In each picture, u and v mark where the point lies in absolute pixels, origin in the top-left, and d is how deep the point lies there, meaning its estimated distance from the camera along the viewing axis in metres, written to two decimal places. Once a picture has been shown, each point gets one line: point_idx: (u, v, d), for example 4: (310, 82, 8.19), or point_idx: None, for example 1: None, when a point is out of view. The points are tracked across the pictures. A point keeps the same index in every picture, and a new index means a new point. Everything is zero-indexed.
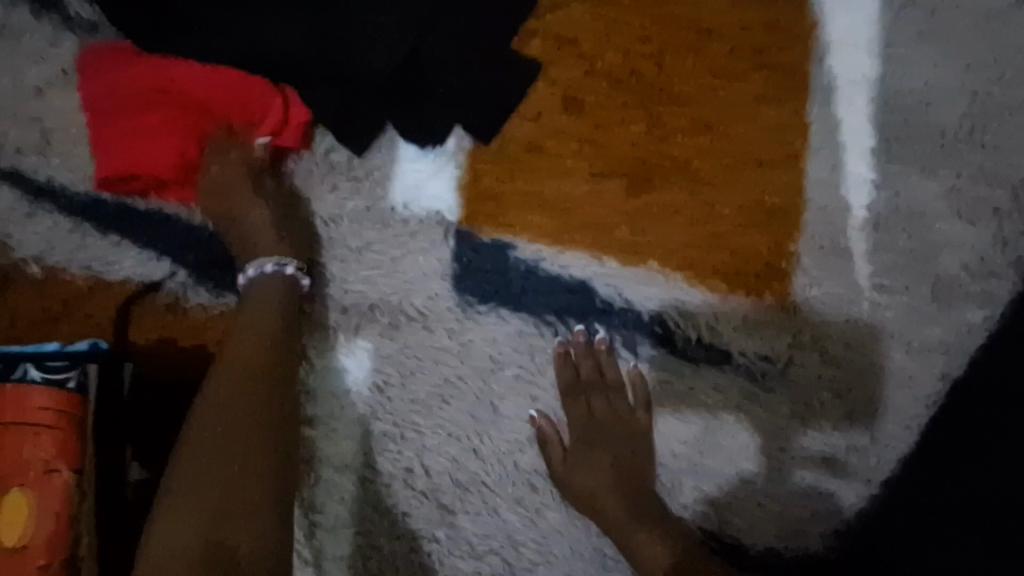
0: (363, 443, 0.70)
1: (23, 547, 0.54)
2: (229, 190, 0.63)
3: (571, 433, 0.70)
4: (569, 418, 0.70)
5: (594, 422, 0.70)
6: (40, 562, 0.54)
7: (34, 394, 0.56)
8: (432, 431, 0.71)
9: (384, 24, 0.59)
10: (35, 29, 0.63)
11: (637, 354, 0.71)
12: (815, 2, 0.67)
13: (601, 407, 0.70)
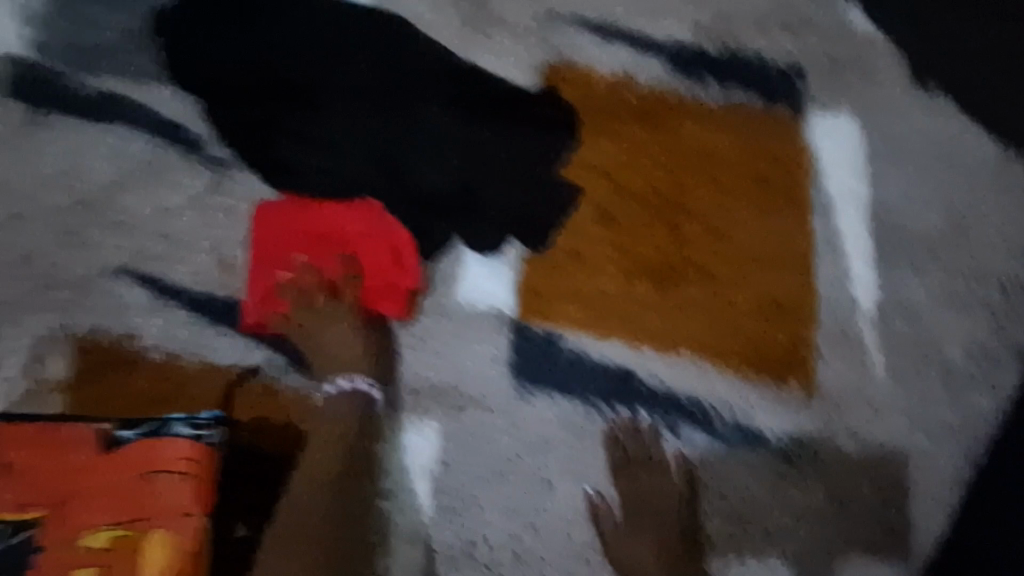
0: (431, 518, 0.73)
1: None
2: (320, 324, 0.77)
3: (621, 509, 0.73)
4: (620, 494, 0.73)
5: (640, 499, 0.73)
6: None
7: (175, 444, 0.56)
8: (494, 506, 0.73)
9: (448, 161, 0.82)
10: (181, 167, 0.83)
11: (679, 436, 0.75)
12: (807, 136, 0.84)
13: (647, 483, 0.73)
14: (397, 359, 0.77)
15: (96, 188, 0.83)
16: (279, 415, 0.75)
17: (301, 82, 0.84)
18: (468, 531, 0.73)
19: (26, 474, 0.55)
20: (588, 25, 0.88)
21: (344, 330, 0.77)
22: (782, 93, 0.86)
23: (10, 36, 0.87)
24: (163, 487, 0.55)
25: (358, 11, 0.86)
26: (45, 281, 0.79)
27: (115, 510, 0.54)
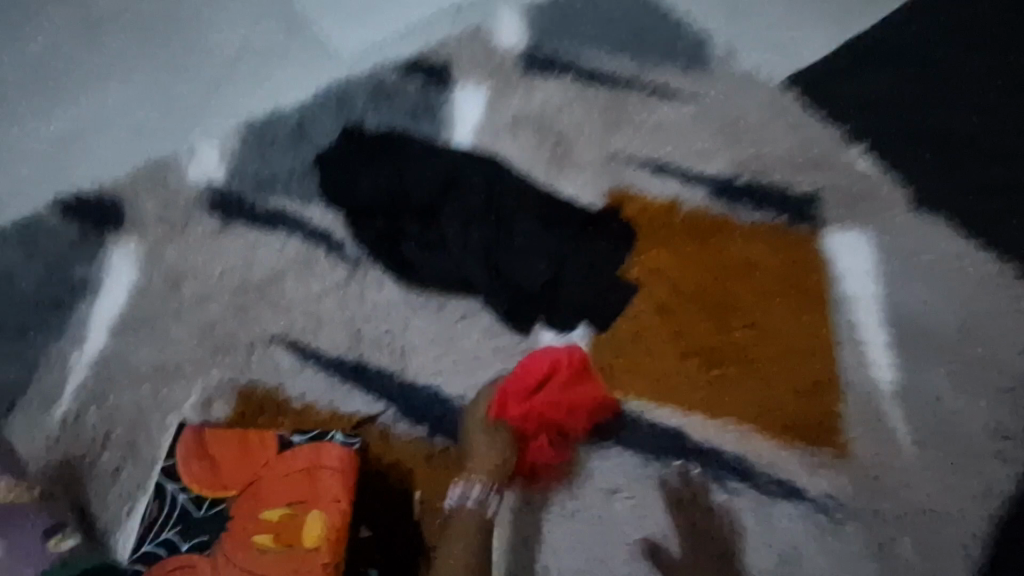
0: (513, 546, 0.86)
1: (311, 557, 0.66)
2: (481, 442, 0.89)
3: (678, 549, 0.84)
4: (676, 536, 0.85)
5: (695, 540, 0.85)
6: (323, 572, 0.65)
7: (332, 447, 0.72)
8: (566, 540, 0.86)
9: (535, 260, 1.04)
10: (329, 263, 1.09)
11: (727, 489, 0.87)
12: (825, 249, 1.03)
13: (702, 525, 0.85)
14: (486, 412, 0.94)
15: (263, 277, 1.08)
16: (391, 454, 0.91)
17: (424, 202, 1.11)
18: (540, 559, 0.85)
19: (222, 463, 0.72)
20: (649, 161, 1.16)
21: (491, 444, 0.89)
22: (803, 215, 1.07)
23: (217, 171, 1.20)
24: (323, 478, 0.70)
25: (472, 159, 1.17)
26: (220, 344, 1.02)
27: (288, 493, 0.70)
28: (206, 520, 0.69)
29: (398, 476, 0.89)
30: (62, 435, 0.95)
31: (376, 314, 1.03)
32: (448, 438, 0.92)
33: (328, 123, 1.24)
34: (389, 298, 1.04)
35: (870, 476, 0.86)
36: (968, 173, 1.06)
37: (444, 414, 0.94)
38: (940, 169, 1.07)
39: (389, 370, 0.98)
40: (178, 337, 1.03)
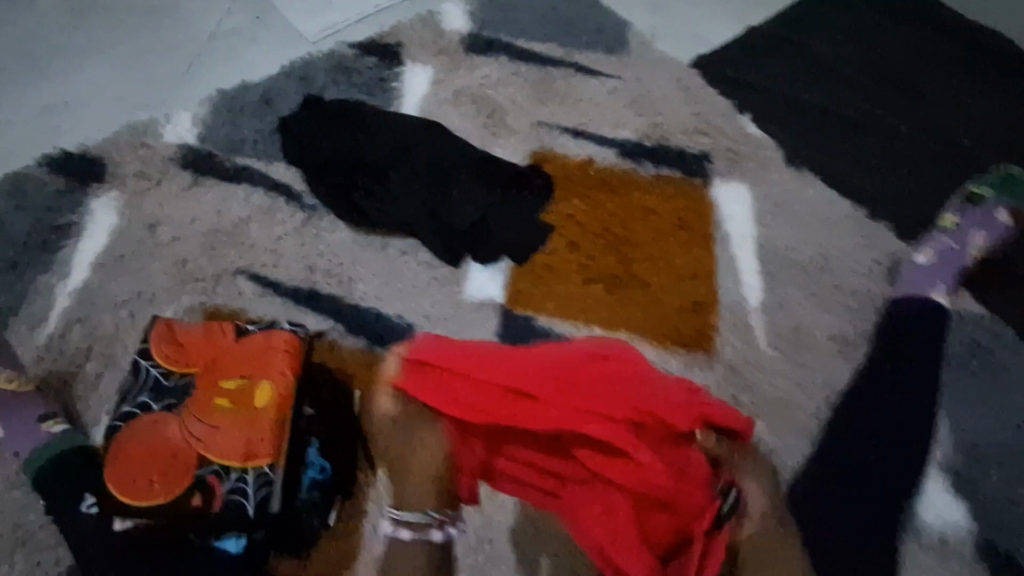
0: None
1: (261, 414, 0.82)
2: (415, 447, 0.83)
3: None
4: None
5: None
6: (272, 424, 0.82)
7: (280, 334, 0.89)
8: None
9: (465, 203, 1.17)
10: (287, 209, 1.25)
11: None
12: (712, 196, 1.22)
13: None
14: (419, 329, 1.11)
15: (231, 223, 1.24)
16: (338, 361, 1.07)
17: (366, 155, 1.24)
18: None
19: (187, 346, 0.87)
20: (569, 128, 1.32)
21: (427, 457, 0.82)
22: (697, 171, 1.25)
23: (191, 134, 1.34)
24: (271, 357, 0.86)
25: (416, 121, 1.29)
26: (191, 275, 1.17)
27: (242, 368, 0.85)
28: (174, 387, 0.84)
29: (343, 378, 1.04)
30: (49, 349, 1.09)
31: (329, 251, 1.19)
32: (388, 349, 1.09)
33: (290, 93, 1.40)
34: (341, 239, 1.21)
35: (736, 375, 1.04)
36: (839, 140, 1.27)
37: (383, 329, 1.11)
38: (816, 136, 1.28)
39: (338, 296, 1.14)
40: (154, 270, 1.18)
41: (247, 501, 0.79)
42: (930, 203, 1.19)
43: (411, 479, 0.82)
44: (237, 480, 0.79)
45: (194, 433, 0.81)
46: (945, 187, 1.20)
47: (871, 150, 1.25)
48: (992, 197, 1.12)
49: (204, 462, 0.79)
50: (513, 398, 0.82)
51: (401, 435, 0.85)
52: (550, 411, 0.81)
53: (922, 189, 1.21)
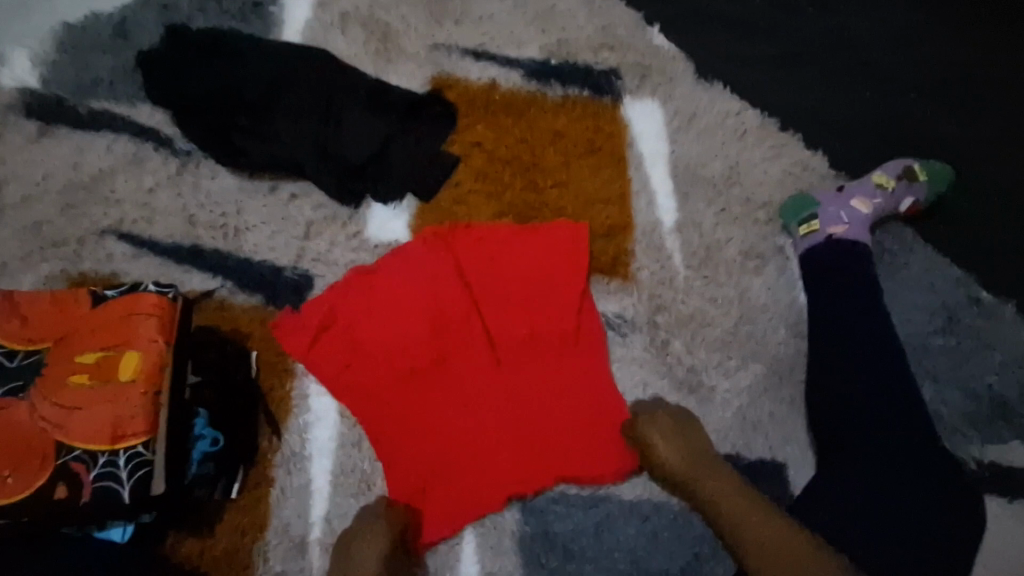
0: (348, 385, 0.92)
1: (129, 386, 0.73)
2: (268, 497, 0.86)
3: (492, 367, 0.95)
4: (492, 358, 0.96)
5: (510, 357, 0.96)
6: (143, 392, 0.73)
7: (147, 295, 0.78)
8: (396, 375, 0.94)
9: (361, 138, 1.08)
10: (156, 157, 1.10)
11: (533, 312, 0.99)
12: (623, 114, 1.16)
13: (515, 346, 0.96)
14: (318, 278, 1.01)
15: (92, 176, 1.09)
16: (230, 322, 0.97)
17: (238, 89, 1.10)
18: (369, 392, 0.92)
19: (34, 318, 0.76)
20: (468, 47, 1.21)
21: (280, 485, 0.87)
22: (606, 89, 1.18)
23: (33, 76, 1.15)
24: (138, 321, 0.76)
25: (294, 50, 1.14)
26: (52, 240, 1.04)
27: (103, 338, 0.75)
28: (21, 367, 0.73)
29: (235, 338, 0.96)
30: None
31: (210, 201, 1.07)
32: (284, 306, 0.98)
33: (144, 17, 1.19)
34: (223, 187, 1.08)
35: (653, 296, 1.00)
36: (755, 49, 1.21)
37: (277, 283, 1.00)
38: (731, 47, 1.21)
39: (224, 250, 1.03)
40: (4, 237, 1.04)
41: (121, 486, 0.70)
42: (840, 111, 1.15)
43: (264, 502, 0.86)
44: (107, 464, 0.70)
45: (47, 417, 0.71)
46: (860, 90, 1.16)
47: (784, 56, 1.20)
48: (924, 180, 1.05)
49: (65, 449, 0.70)
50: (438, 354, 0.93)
51: (289, 466, 0.88)
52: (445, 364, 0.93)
53: (831, 95, 1.16)
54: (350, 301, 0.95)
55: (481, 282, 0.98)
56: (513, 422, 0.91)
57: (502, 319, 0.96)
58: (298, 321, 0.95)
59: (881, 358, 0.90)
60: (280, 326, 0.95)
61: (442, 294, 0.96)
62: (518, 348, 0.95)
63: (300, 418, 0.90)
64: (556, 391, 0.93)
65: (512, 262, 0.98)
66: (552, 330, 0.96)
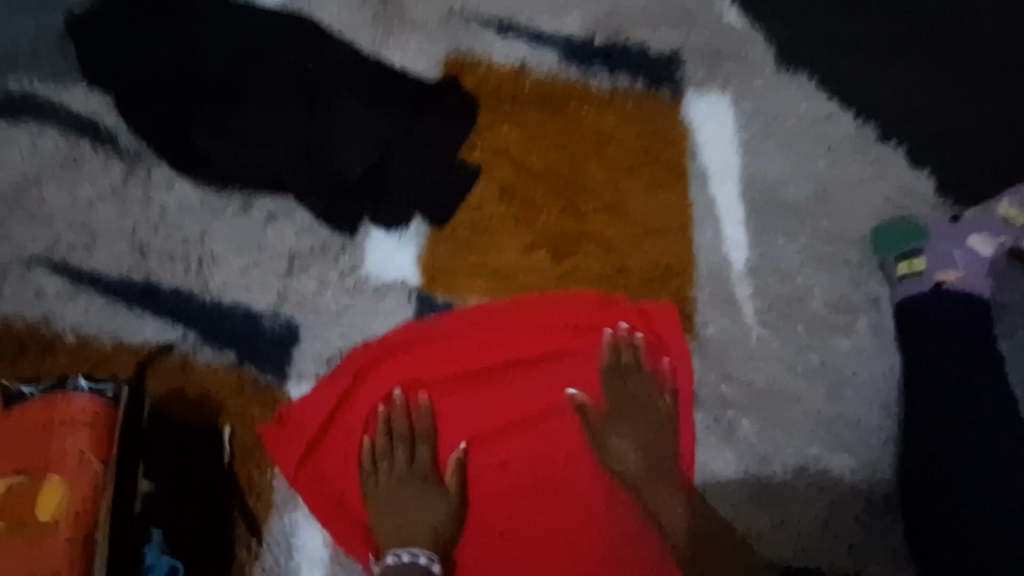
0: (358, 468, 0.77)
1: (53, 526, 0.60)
2: None
3: (525, 438, 0.80)
4: (526, 424, 0.80)
5: (548, 428, 0.80)
6: (66, 536, 0.60)
7: (78, 400, 0.64)
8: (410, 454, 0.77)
9: (356, 142, 0.83)
10: (93, 159, 0.87)
11: (573, 370, 0.82)
12: (686, 114, 0.92)
13: (553, 419, 0.81)
14: (305, 328, 0.81)
15: (14, 184, 0.85)
16: (193, 386, 0.78)
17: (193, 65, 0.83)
18: (374, 464, 0.77)
19: None
20: (490, 18, 0.95)
21: None
22: (663, 79, 0.93)
23: None
24: (60, 437, 0.63)
25: (266, 13, 0.87)
26: None
27: (16, 459, 0.63)
28: None
29: (201, 410, 0.77)
30: None
31: (166, 221, 0.85)
32: (264, 369, 0.79)
33: None
34: (182, 200, 0.85)
35: (720, 361, 0.83)
36: (862, 22, 0.92)
37: (254, 336, 0.81)
38: (829, 16, 0.93)
39: (186, 289, 0.82)
40: None
41: None
42: (961, 112, 0.90)
43: None
44: None
45: None
46: (991, 83, 0.90)
47: (895, 33, 0.92)
48: None
49: None
50: (478, 456, 0.80)
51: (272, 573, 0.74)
52: (486, 468, 0.80)
53: (963, 88, 0.90)
54: (368, 396, 0.80)
55: (527, 393, 0.81)
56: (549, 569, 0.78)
57: (549, 416, 0.81)
58: (290, 404, 0.79)
59: (1007, 464, 0.72)
60: (278, 415, 0.78)
61: (478, 385, 0.81)
62: (572, 476, 0.80)
63: (284, 519, 0.76)
64: (617, 524, 0.78)
65: (561, 370, 0.82)
66: (613, 457, 0.79)
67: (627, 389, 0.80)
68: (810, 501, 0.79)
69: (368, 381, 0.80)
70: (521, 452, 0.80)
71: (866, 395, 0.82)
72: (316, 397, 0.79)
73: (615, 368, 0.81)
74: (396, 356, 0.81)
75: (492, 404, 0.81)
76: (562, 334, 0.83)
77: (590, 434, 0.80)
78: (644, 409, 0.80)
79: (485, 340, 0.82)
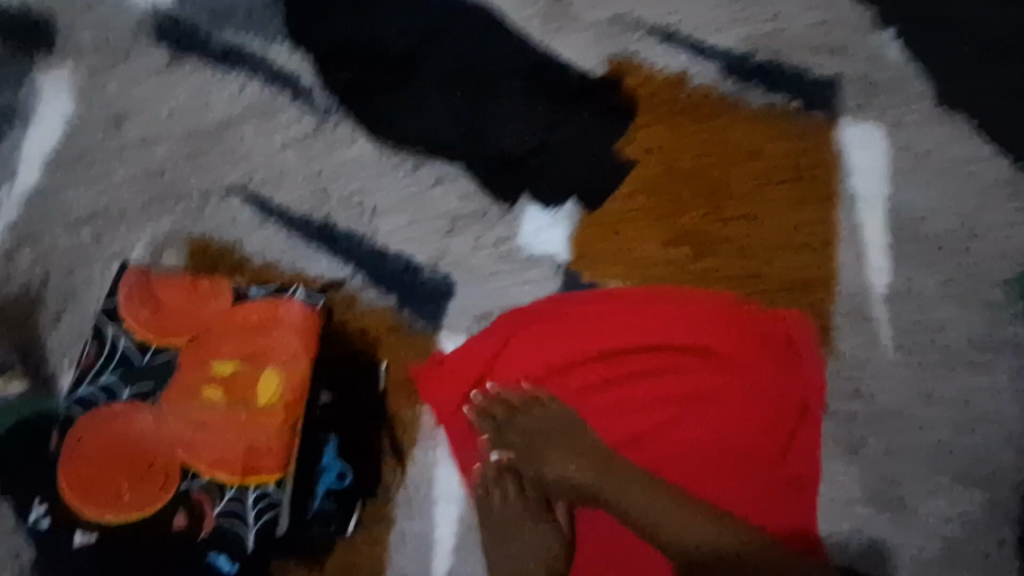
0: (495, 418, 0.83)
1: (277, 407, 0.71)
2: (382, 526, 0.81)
3: (654, 417, 0.83)
4: (654, 404, 0.84)
5: (679, 411, 0.83)
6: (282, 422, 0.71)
7: (293, 305, 0.76)
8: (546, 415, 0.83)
9: (522, 124, 0.92)
10: (289, 108, 0.95)
11: (707, 359, 0.85)
12: (839, 139, 0.95)
13: (683, 402, 0.83)
14: (460, 285, 0.88)
15: (219, 121, 0.95)
16: (356, 320, 0.87)
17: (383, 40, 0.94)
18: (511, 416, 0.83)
19: (168, 306, 0.76)
20: (659, 26, 0.99)
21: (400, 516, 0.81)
22: (819, 102, 0.96)
23: None
24: (279, 335, 0.74)
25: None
26: (173, 189, 0.92)
27: (235, 349, 0.74)
28: (149, 367, 0.73)
29: (361, 343, 0.86)
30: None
31: (346, 171, 0.93)
32: (419, 315, 0.87)
33: None
34: (359, 155, 0.93)
35: (850, 377, 0.85)
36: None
37: (413, 285, 0.88)
38: (992, 62, 0.95)
39: (358, 234, 0.90)
40: (122, 178, 0.93)
41: (247, 530, 0.69)
42: None
43: (377, 531, 0.80)
44: (231, 502, 0.69)
45: (179, 432, 0.71)
46: None
47: None
48: None
49: (188, 473, 0.70)
50: (606, 428, 0.84)
51: (412, 498, 0.81)
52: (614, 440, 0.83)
53: None
54: (509, 355, 0.86)
55: (660, 375, 0.84)
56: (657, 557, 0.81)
57: (679, 399, 0.84)
58: (439, 351, 0.86)
59: None
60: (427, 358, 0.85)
61: (612, 361, 0.85)
62: (696, 462, 0.82)
63: (426, 451, 0.83)
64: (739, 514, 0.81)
65: (695, 358, 0.85)
66: (734, 449, 0.82)
67: (758, 385, 0.84)
68: (929, 526, 0.80)
69: (510, 342, 0.86)
70: (649, 430, 0.83)
71: (999, 433, 0.82)
72: (461, 348, 0.86)
73: (747, 363, 0.84)
74: (538, 323, 0.87)
75: (626, 381, 0.85)
76: (700, 324, 0.86)
77: (717, 425, 0.83)
78: (771, 408, 0.83)
79: (625, 321, 0.87)
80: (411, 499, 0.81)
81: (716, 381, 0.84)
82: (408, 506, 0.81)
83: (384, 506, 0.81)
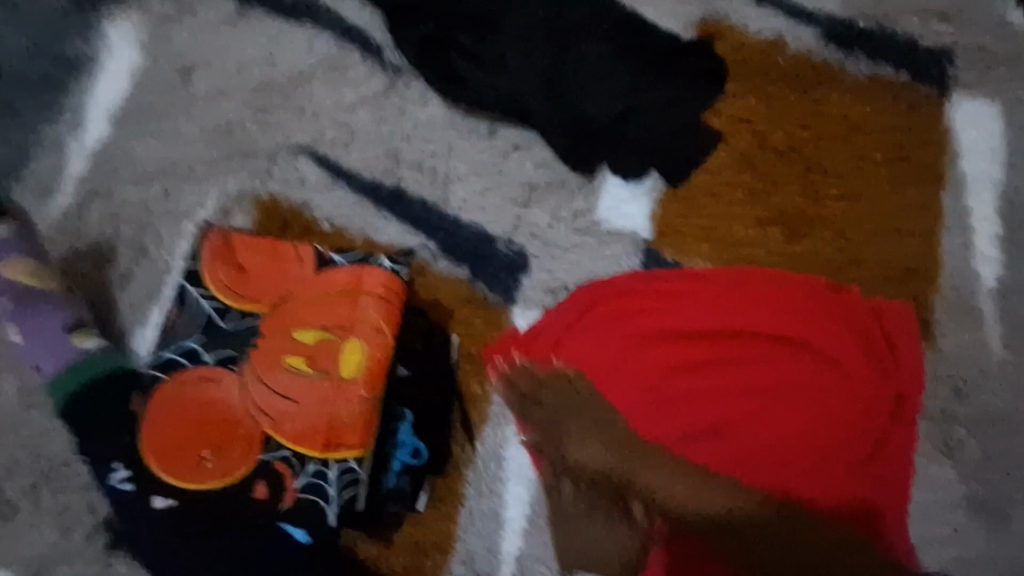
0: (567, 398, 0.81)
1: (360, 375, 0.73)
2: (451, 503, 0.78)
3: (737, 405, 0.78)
4: (738, 392, 0.79)
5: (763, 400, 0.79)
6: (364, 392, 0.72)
7: (375, 274, 0.78)
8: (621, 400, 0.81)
9: (609, 87, 0.83)
10: (359, 66, 0.91)
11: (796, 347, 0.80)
12: (950, 115, 0.87)
13: (769, 391, 0.78)
14: (535, 259, 0.85)
15: (289, 78, 0.92)
16: (427, 291, 0.84)
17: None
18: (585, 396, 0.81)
19: (251, 273, 0.79)
20: None
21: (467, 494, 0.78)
22: (929, 74, 0.88)
23: None
24: (363, 304, 0.76)
25: None
26: (241, 147, 0.90)
27: (318, 317, 0.76)
28: (233, 333, 0.76)
29: (433, 315, 0.83)
30: (65, 231, 0.87)
31: (418, 134, 0.89)
32: (492, 288, 0.84)
33: None
34: (433, 118, 0.90)
35: (950, 375, 0.79)
36: None
37: (486, 257, 0.85)
38: None
39: (430, 202, 0.87)
40: (191, 134, 0.90)
41: (327, 504, 0.70)
42: None
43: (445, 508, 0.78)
44: (313, 473, 0.71)
45: (265, 400, 0.73)
46: None
47: None
48: None
49: (273, 442, 0.72)
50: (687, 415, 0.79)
51: (481, 476, 0.79)
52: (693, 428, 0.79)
53: None
54: (585, 335, 0.82)
55: (745, 361, 0.79)
56: (742, 558, 0.76)
57: (765, 389, 0.79)
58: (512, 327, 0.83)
59: None
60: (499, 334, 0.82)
61: (695, 345, 0.80)
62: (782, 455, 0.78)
63: (496, 429, 0.80)
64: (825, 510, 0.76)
65: (783, 345, 0.80)
66: (823, 444, 0.77)
67: (849, 377, 0.79)
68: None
69: (585, 320, 0.82)
70: (731, 419, 0.78)
71: None
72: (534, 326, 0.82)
73: (838, 354, 0.80)
74: (615, 303, 0.83)
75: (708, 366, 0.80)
76: (787, 310, 0.81)
77: (804, 417, 0.78)
78: (863, 403, 0.78)
79: (707, 304, 0.82)
80: (481, 476, 0.79)
81: (803, 371, 0.79)
82: (477, 484, 0.79)
83: (453, 483, 0.79)
